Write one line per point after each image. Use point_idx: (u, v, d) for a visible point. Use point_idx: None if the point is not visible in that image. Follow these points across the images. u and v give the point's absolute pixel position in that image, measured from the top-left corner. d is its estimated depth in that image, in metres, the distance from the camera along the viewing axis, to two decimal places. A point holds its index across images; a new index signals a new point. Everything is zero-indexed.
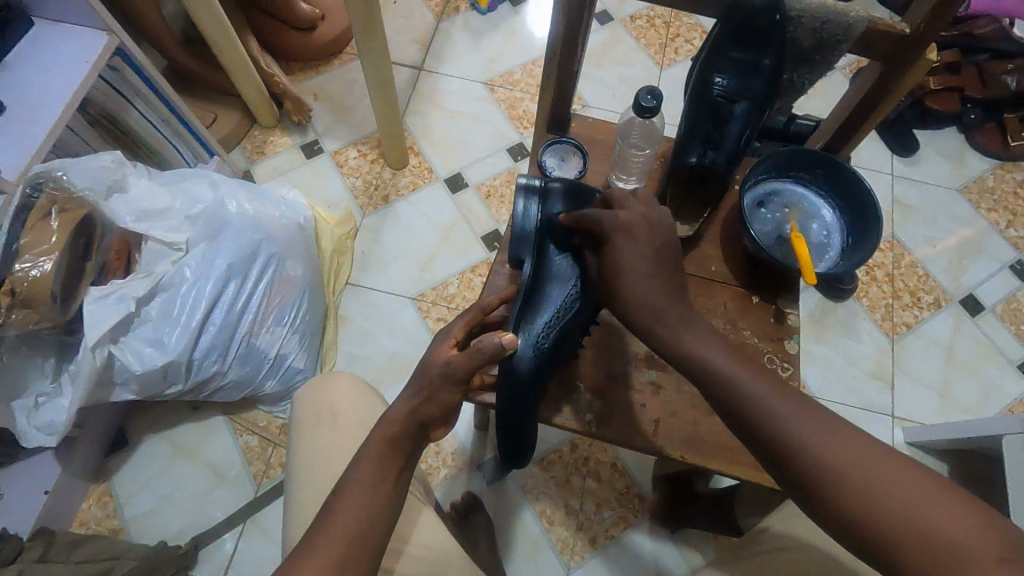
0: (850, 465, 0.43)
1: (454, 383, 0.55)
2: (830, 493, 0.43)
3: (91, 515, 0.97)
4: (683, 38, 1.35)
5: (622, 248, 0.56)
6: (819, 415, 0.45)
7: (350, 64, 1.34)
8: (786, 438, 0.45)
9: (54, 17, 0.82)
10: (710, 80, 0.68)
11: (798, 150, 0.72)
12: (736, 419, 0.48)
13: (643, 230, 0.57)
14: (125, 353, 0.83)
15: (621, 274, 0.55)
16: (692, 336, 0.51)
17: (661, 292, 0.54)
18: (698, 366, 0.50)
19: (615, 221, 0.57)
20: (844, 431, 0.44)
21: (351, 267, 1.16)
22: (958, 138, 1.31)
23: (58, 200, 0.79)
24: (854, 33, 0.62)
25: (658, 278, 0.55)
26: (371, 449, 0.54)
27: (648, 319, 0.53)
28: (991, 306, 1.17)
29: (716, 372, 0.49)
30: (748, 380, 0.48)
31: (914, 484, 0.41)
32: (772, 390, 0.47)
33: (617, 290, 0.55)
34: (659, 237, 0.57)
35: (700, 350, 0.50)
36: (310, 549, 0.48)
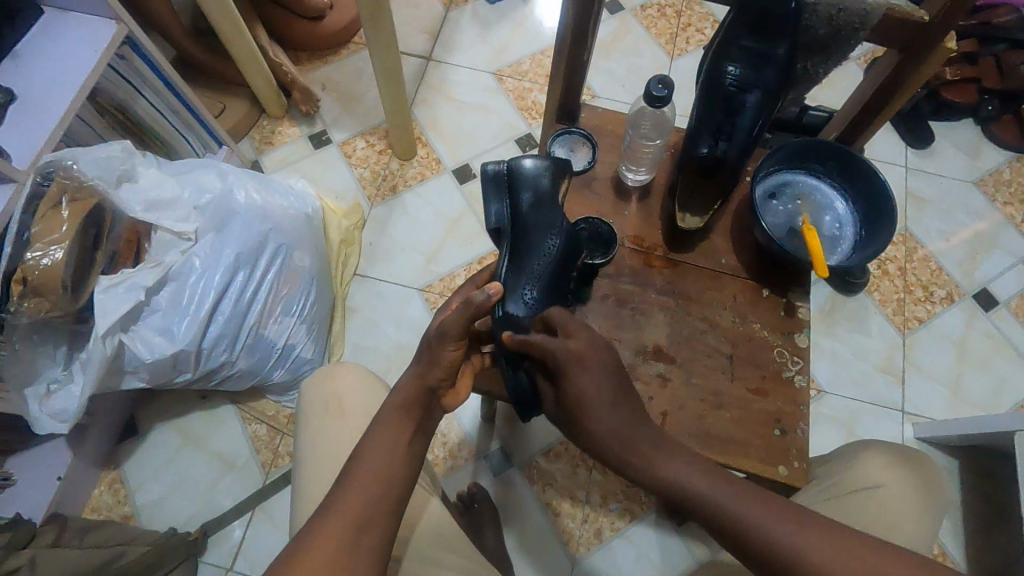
0: (844, 565, 0.44)
1: (454, 343, 0.55)
2: None
3: (102, 501, 0.99)
4: (694, 28, 1.33)
5: (580, 380, 0.55)
6: (806, 521, 0.47)
7: (358, 53, 1.33)
8: (776, 548, 0.46)
9: (63, 5, 0.82)
10: (721, 69, 0.65)
11: (812, 142, 0.71)
12: (730, 542, 0.48)
13: (595, 360, 0.56)
14: (136, 342, 0.83)
15: (586, 409, 0.55)
16: (665, 462, 0.52)
17: (624, 422, 0.54)
18: (681, 494, 0.51)
19: (566, 350, 0.56)
20: (826, 527, 0.46)
21: (358, 257, 1.16)
22: (974, 130, 1.29)
23: (69, 188, 0.79)
24: (871, 19, 0.61)
25: (619, 405, 0.55)
26: (384, 418, 0.54)
27: (621, 450, 0.54)
28: (1005, 301, 1.16)
29: (705, 503, 0.49)
30: (733, 503, 0.48)
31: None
32: (750, 503, 0.48)
33: (584, 424, 0.55)
34: (603, 361, 0.56)
35: (678, 476, 0.51)
36: (327, 515, 0.48)
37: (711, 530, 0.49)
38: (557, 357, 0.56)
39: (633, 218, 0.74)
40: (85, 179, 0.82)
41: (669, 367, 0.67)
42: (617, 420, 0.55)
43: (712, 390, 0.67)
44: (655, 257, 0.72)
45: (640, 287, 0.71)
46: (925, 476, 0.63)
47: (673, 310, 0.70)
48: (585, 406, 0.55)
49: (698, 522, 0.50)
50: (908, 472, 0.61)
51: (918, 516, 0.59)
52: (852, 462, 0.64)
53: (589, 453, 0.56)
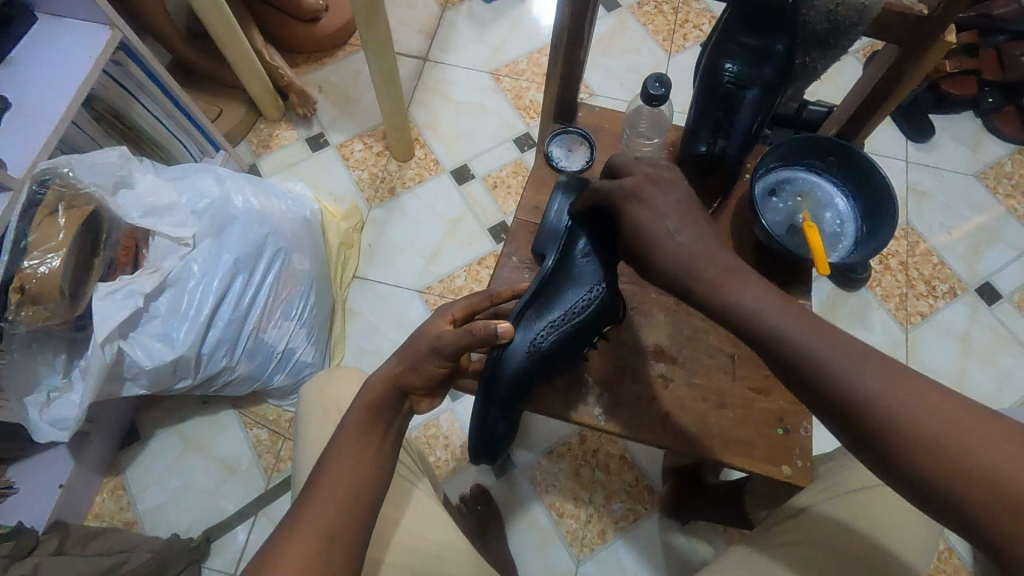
0: (929, 420, 0.40)
1: (440, 360, 0.53)
2: (881, 431, 0.41)
3: (104, 508, 0.98)
4: (692, 24, 1.32)
5: (640, 215, 0.53)
6: (883, 362, 0.43)
7: (354, 54, 1.33)
8: (855, 387, 0.42)
9: (56, 11, 0.81)
10: (719, 65, 0.65)
11: (811, 138, 0.71)
12: (790, 375, 0.45)
13: (657, 192, 0.53)
14: (135, 348, 0.83)
15: (658, 237, 0.51)
16: (739, 289, 0.47)
17: (695, 247, 0.50)
18: (748, 321, 0.46)
19: (625, 187, 0.54)
20: (916, 379, 0.42)
21: (358, 260, 1.16)
22: (975, 123, 1.28)
23: (65, 197, 0.79)
24: (871, 14, 0.61)
25: (696, 230, 0.51)
26: (352, 420, 0.53)
27: (686, 278, 0.49)
28: (1008, 295, 1.15)
29: (780, 339, 0.44)
30: (802, 331, 0.44)
31: (976, 427, 0.40)
32: (823, 333, 0.44)
33: (648, 256, 0.52)
34: (679, 197, 0.53)
35: (749, 303, 0.46)
36: (297, 525, 0.48)
37: (772, 362, 0.46)
38: (615, 195, 0.55)
39: None
40: (81, 186, 0.82)
41: (670, 367, 0.68)
42: (689, 249, 0.50)
43: (713, 390, 0.67)
44: None
45: (640, 287, 0.71)
46: None
47: (674, 311, 0.70)
48: (650, 242, 0.52)
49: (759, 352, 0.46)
50: None
51: (917, 540, 0.60)
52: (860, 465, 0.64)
53: (651, 279, 0.52)
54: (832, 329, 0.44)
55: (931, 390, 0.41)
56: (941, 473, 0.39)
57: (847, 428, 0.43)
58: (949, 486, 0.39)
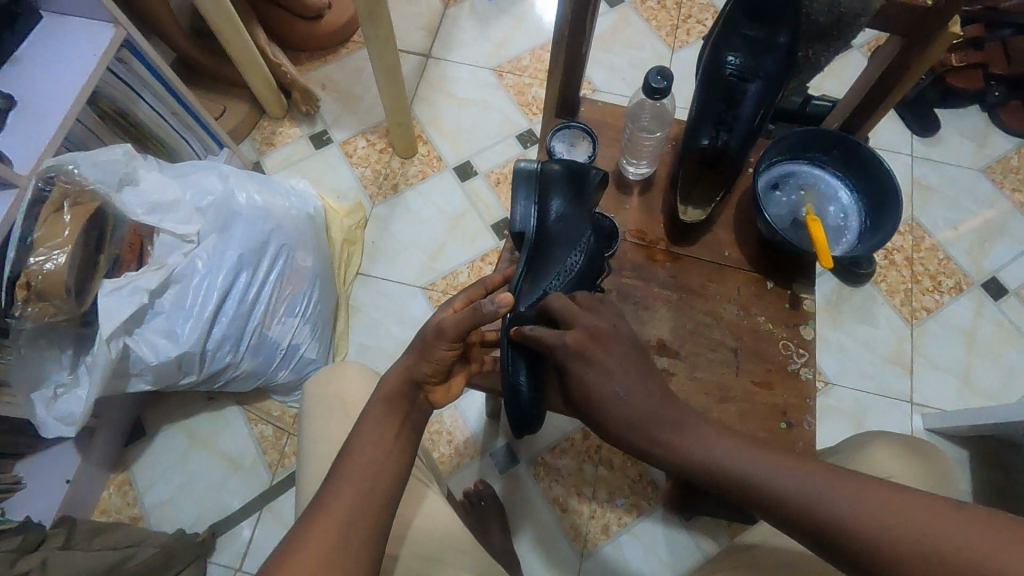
0: (891, 528, 0.40)
1: (448, 343, 0.52)
2: (857, 551, 0.41)
3: (111, 503, 0.99)
4: (695, 19, 1.32)
5: (585, 373, 0.53)
6: (833, 481, 0.44)
7: (356, 52, 1.33)
8: (819, 517, 0.43)
9: (62, 10, 0.82)
10: (722, 58, 0.65)
11: (814, 132, 0.71)
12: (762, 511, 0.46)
13: (599, 348, 0.54)
14: (141, 345, 0.84)
15: (607, 400, 0.52)
16: (695, 443, 0.50)
17: (640, 399, 0.52)
18: (705, 470, 0.49)
19: (567, 347, 0.54)
20: (869, 488, 0.42)
21: (361, 257, 1.16)
22: (980, 117, 1.28)
23: (71, 193, 0.79)
24: (874, 6, 0.60)
25: (639, 386, 0.53)
26: (370, 414, 0.54)
27: (642, 438, 0.51)
28: (1014, 290, 1.14)
29: (740, 482, 0.47)
30: (752, 470, 0.47)
31: (944, 524, 0.39)
32: (772, 467, 0.46)
33: (604, 418, 0.53)
34: (622, 351, 0.54)
35: (702, 452, 0.49)
36: (318, 516, 0.47)
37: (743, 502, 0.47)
38: (558, 350, 0.54)
39: (635, 212, 0.74)
40: (87, 183, 0.82)
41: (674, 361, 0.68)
42: (636, 401, 0.52)
43: (718, 385, 0.67)
44: (657, 250, 0.72)
45: (642, 282, 0.71)
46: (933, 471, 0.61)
47: (676, 305, 0.70)
48: (599, 404, 0.53)
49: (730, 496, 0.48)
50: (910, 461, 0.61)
51: None
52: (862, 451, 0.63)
53: (613, 443, 0.54)
54: (783, 460, 0.46)
55: (893, 496, 0.41)
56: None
57: (843, 560, 0.42)
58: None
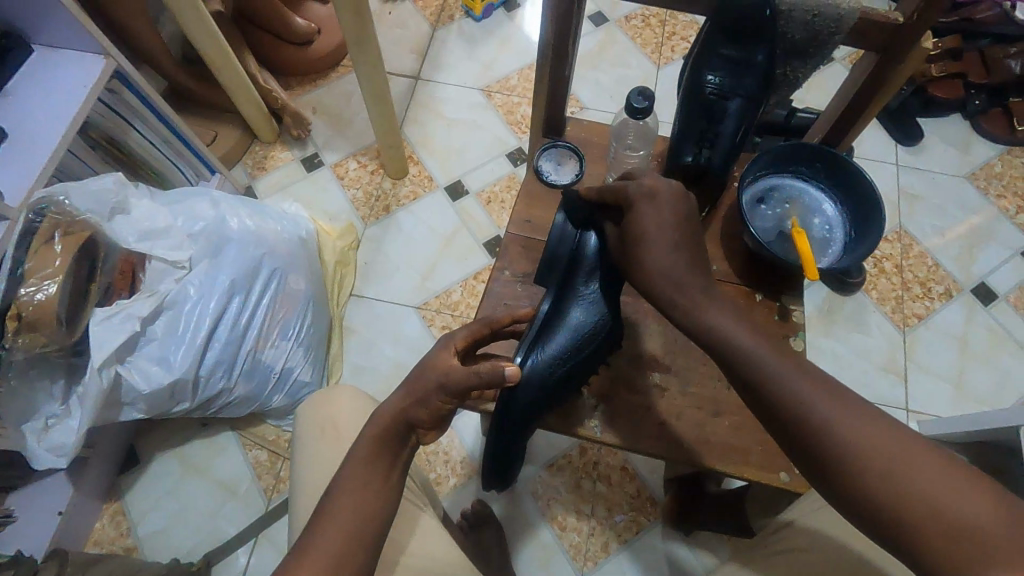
0: (874, 448, 0.41)
1: (446, 395, 0.53)
2: (833, 453, 0.42)
3: (105, 534, 0.98)
4: (679, 36, 1.34)
5: (646, 212, 0.54)
6: (840, 394, 0.44)
7: (346, 75, 1.35)
8: (809, 414, 0.43)
9: (53, 43, 0.83)
10: (702, 77, 0.67)
11: (796, 146, 0.72)
12: (752, 391, 0.46)
13: (668, 197, 0.55)
14: (133, 373, 0.84)
15: (646, 243, 0.53)
16: (713, 312, 0.49)
17: (683, 264, 0.52)
18: (716, 340, 0.48)
19: (639, 187, 0.56)
20: (869, 413, 0.42)
21: (354, 278, 1.17)
22: (963, 125, 1.30)
23: (61, 224, 0.79)
24: (847, 25, 0.62)
25: (690, 249, 0.53)
26: (357, 452, 0.53)
27: (669, 294, 0.51)
28: (1004, 295, 1.15)
29: (746, 359, 0.47)
30: (764, 354, 0.46)
31: (926, 463, 0.40)
32: (786, 360, 0.46)
33: (635, 259, 0.54)
34: (683, 216, 0.55)
35: (722, 325, 0.49)
36: (304, 553, 0.47)
37: (739, 379, 0.47)
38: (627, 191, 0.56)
39: None
40: (78, 213, 0.83)
41: (665, 376, 0.68)
42: (677, 261, 0.52)
43: (710, 399, 0.67)
44: None
45: (632, 298, 0.71)
46: None
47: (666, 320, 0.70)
48: (647, 243, 0.53)
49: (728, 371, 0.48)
50: None
51: None
52: None
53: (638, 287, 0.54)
54: (797, 359, 0.46)
55: (882, 424, 0.42)
56: (882, 499, 0.40)
57: (800, 452, 0.44)
58: (888, 512, 0.40)
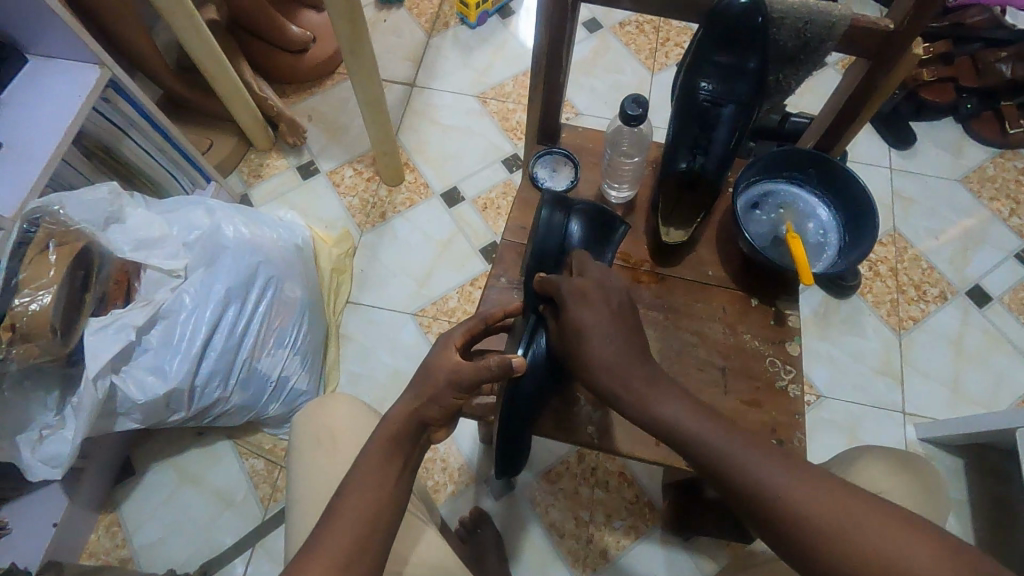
0: (823, 517, 0.42)
1: (458, 392, 0.54)
2: (789, 527, 0.43)
3: (100, 545, 0.97)
4: (673, 42, 1.35)
5: (580, 311, 0.55)
6: (783, 461, 0.45)
7: (342, 83, 1.35)
8: (763, 487, 0.44)
9: (47, 53, 0.83)
10: (695, 84, 0.67)
11: (789, 151, 0.72)
12: (707, 473, 0.48)
13: (599, 292, 0.56)
14: (128, 383, 0.83)
15: (587, 336, 0.54)
16: (656, 399, 0.51)
17: (621, 352, 0.53)
18: (664, 428, 0.50)
19: (570, 285, 0.56)
20: (813, 477, 0.44)
21: (350, 285, 1.16)
22: (955, 128, 1.30)
23: (56, 234, 0.79)
24: (838, 31, 0.62)
25: (626, 338, 0.54)
26: (369, 455, 0.52)
27: (615, 387, 0.53)
28: (998, 297, 1.16)
29: (694, 443, 0.48)
30: (711, 435, 0.48)
31: (873, 521, 0.40)
32: (734, 439, 0.47)
33: (578, 353, 0.55)
34: (615, 306, 0.56)
35: (667, 412, 0.50)
36: (312, 556, 0.47)
37: (695, 464, 0.49)
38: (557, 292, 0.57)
39: None
40: (72, 223, 0.82)
41: None
42: (618, 347, 0.54)
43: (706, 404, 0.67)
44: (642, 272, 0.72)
45: None
46: (925, 484, 0.62)
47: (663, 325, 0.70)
48: (587, 338, 0.54)
49: (684, 456, 0.50)
50: (901, 473, 0.61)
51: None
52: (852, 468, 0.63)
53: (588, 386, 0.55)
54: (742, 435, 0.48)
55: (825, 489, 0.43)
56: (838, 566, 0.40)
57: (758, 527, 0.45)
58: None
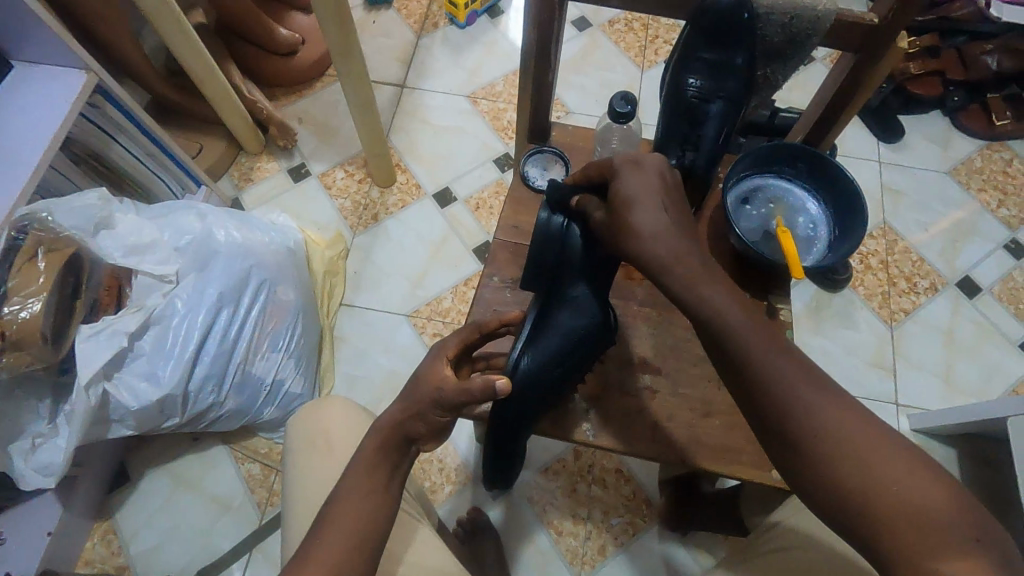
0: (850, 442, 0.42)
1: (442, 410, 0.52)
2: (808, 442, 0.43)
3: (96, 554, 0.97)
4: (662, 39, 1.36)
5: (632, 179, 0.52)
6: (821, 383, 0.44)
7: (331, 85, 1.35)
8: (794, 403, 0.43)
9: (32, 59, 0.82)
10: (683, 81, 0.68)
11: (776, 146, 0.73)
12: (734, 373, 0.46)
13: (655, 165, 0.53)
14: (121, 390, 0.83)
15: (635, 205, 0.51)
16: (708, 289, 0.47)
17: (672, 233, 0.50)
18: (707, 318, 0.47)
19: (625, 154, 0.54)
20: (846, 404, 0.43)
21: (344, 288, 1.16)
22: (942, 121, 1.32)
23: (45, 241, 0.78)
24: (824, 25, 0.62)
25: (677, 221, 0.51)
26: (359, 461, 0.53)
27: (659, 268, 0.49)
28: (988, 288, 1.17)
29: (736, 343, 0.46)
30: (756, 339, 0.45)
31: (894, 458, 0.41)
32: (776, 348, 0.45)
33: (625, 223, 0.51)
34: (667, 184, 0.52)
35: (714, 304, 0.47)
36: (305, 562, 0.47)
37: (724, 362, 0.47)
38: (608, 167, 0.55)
39: None
40: (60, 230, 0.81)
41: (656, 379, 0.69)
42: (666, 230, 0.50)
43: (701, 400, 0.68)
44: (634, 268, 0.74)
45: (622, 302, 0.72)
46: None
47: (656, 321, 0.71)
48: (634, 209, 0.51)
49: (712, 352, 0.48)
50: None
51: None
52: None
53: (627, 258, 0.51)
54: (783, 345, 0.46)
55: (860, 420, 0.42)
56: (846, 485, 0.41)
57: (771, 432, 0.45)
58: (847, 500, 0.41)
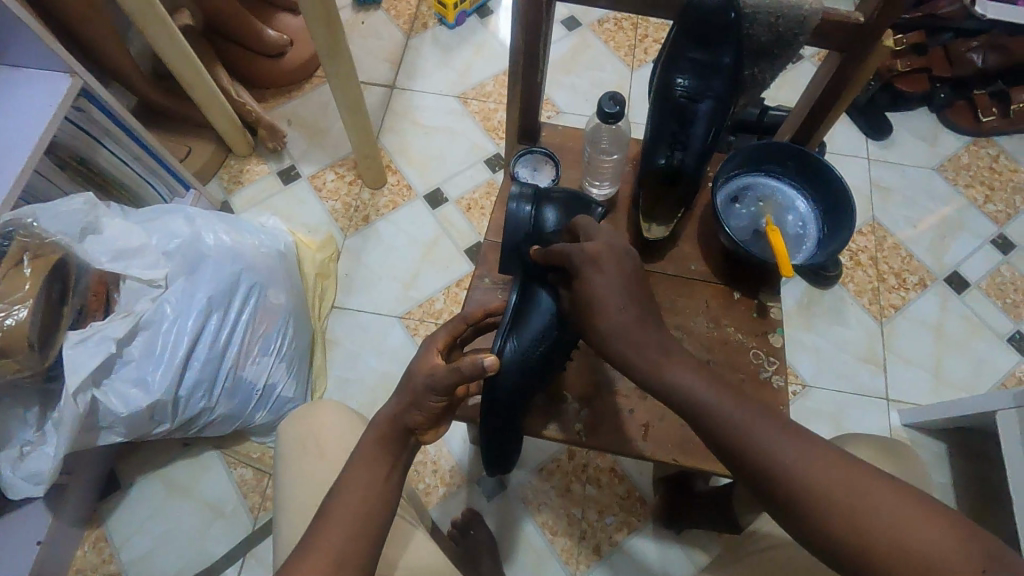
0: (842, 493, 0.42)
1: (437, 396, 0.51)
2: (807, 504, 0.43)
3: (87, 562, 0.96)
4: (652, 38, 1.36)
5: (595, 281, 0.54)
6: (801, 436, 0.45)
7: (321, 86, 1.34)
8: (780, 467, 0.44)
9: (15, 62, 0.81)
10: (671, 79, 0.67)
11: (765, 145, 0.73)
12: (721, 450, 0.47)
13: (611, 259, 0.55)
14: (110, 397, 0.82)
15: (600, 305, 0.53)
16: (673, 367, 0.50)
17: (635, 325, 0.53)
18: (686, 401, 0.49)
19: (582, 253, 0.55)
20: (829, 453, 0.44)
21: (335, 290, 1.16)
22: (929, 118, 1.33)
23: (31, 247, 0.77)
24: (809, 26, 0.63)
25: (638, 308, 0.53)
26: (361, 449, 0.53)
27: (633, 359, 0.52)
28: (976, 283, 1.18)
29: (714, 416, 0.47)
30: (731, 409, 0.47)
31: (890, 500, 0.41)
32: (752, 413, 0.46)
33: (593, 324, 0.54)
34: (627, 269, 0.55)
35: (688, 385, 0.49)
36: (305, 554, 0.47)
37: (710, 441, 0.48)
38: (567, 258, 0.56)
39: None
40: (47, 236, 0.81)
41: None
42: (630, 323, 0.53)
43: None
44: None
45: None
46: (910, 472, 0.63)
47: None
48: (598, 310, 0.53)
49: (696, 430, 0.49)
50: (887, 461, 0.62)
51: None
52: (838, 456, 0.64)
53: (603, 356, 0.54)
54: (758, 407, 0.47)
55: (846, 467, 0.43)
56: (843, 537, 0.41)
57: (765, 498, 0.45)
58: (848, 554, 0.41)
